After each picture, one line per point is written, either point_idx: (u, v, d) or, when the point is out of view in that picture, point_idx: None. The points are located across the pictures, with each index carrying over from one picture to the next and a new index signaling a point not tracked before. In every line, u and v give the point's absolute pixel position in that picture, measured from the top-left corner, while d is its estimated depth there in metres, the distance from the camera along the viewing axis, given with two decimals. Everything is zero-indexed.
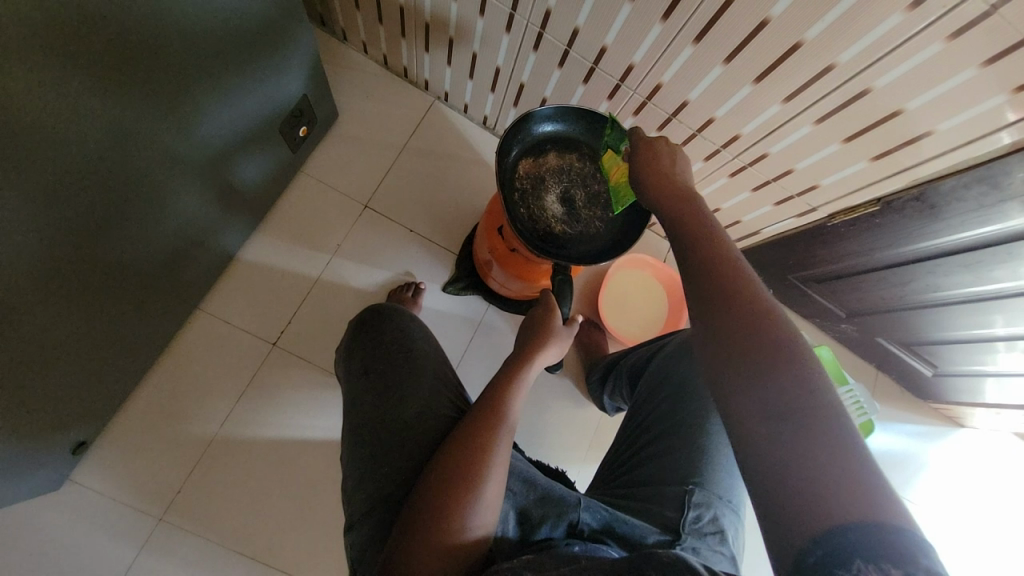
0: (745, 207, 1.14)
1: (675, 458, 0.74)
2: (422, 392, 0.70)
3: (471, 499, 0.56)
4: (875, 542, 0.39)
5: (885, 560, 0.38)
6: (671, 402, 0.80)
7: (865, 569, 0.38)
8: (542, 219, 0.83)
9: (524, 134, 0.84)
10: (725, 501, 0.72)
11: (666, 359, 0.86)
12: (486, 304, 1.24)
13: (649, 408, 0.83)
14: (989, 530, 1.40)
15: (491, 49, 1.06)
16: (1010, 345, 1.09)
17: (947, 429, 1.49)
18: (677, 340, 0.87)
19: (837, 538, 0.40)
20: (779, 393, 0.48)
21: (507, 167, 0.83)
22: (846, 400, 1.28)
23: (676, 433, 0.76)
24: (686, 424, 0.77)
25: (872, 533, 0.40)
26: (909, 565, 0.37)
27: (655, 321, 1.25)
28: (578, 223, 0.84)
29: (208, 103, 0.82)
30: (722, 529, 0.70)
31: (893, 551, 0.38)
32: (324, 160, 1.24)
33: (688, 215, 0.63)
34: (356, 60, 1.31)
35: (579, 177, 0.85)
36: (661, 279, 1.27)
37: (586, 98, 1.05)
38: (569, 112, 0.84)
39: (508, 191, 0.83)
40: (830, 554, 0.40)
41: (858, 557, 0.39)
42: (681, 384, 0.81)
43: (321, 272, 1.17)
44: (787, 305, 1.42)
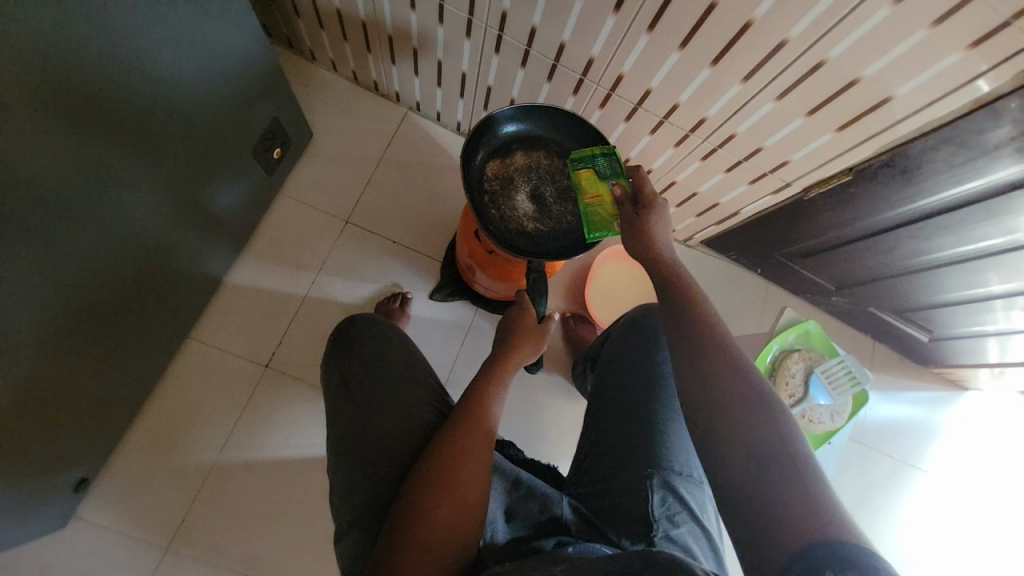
0: (721, 188, 1.13)
1: (632, 446, 0.72)
2: (401, 397, 0.71)
3: (455, 505, 0.56)
4: (849, 555, 0.40)
5: (851, 569, 0.39)
6: (622, 388, 0.79)
7: None
8: (514, 219, 0.83)
9: (486, 135, 0.84)
10: (686, 478, 0.70)
11: (621, 335, 0.85)
12: (474, 308, 1.24)
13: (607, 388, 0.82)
14: (998, 491, 1.40)
15: (455, 55, 1.07)
16: (1008, 304, 1.08)
17: (952, 393, 1.48)
18: (622, 323, 0.86)
19: (811, 555, 0.42)
20: (765, 432, 0.51)
21: (475, 170, 0.83)
22: (837, 371, 1.23)
23: (641, 411, 0.75)
24: (648, 398, 0.76)
25: (843, 548, 0.41)
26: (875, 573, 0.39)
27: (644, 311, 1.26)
28: (550, 219, 0.84)
29: (178, 137, 0.83)
30: (691, 506, 0.68)
31: (860, 559, 0.40)
32: (303, 180, 1.25)
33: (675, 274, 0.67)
34: (327, 78, 1.32)
35: (547, 174, 0.86)
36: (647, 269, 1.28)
37: (552, 95, 1.06)
38: (531, 111, 0.84)
39: (476, 194, 0.82)
40: (805, 567, 0.41)
41: (830, 568, 0.40)
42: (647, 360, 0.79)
43: (307, 290, 1.18)
44: (777, 282, 1.42)
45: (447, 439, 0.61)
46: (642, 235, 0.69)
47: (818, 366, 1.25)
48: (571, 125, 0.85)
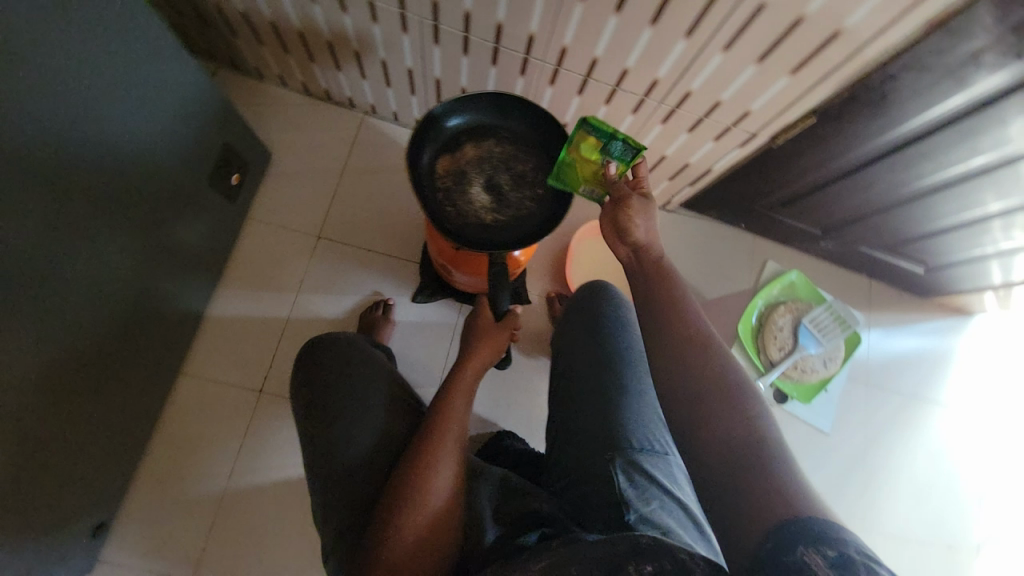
0: (688, 148, 1.10)
1: (590, 429, 0.73)
2: (373, 408, 0.71)
3: (427, 500, 0.58)
4: (818, 530, 0.45)
5: (820, 543, 0.44)
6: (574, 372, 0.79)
7: (806, 551, 0.44)
8: (472, 213, 0.81)
9: (428, 132, 0.81)
10: (649, 452, 0.70)
11: (578, 311, 0.86)
12: (459, 304, 1.24)
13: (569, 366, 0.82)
14: (1002, 410, 1.42)
15: (397, 52, 1.04)
16: (1008, 221, 1.06)
17: (955, 320, 1.46)
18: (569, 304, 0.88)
19: (784, 532, 0.46)
20: (741, 423, 0.56)
21: (425, 169, 0.81)
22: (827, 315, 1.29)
23: (606, 384, 0.76)
24: (614, 368, 0.76)
25: (813, 523, 0.46)
26: (839, 543, 0.43)
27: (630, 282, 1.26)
28: (508, 208, 0.82)
29: (127, 180, 0.82)
30: (658, 480, 0.67)
31: (827, 533, 0.44)
32: (269, 202, 1.24)
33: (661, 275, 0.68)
34: (277, 95, 1.30)
35: (498, 163, 0.83)
36: None
37: (500, 77, 1.03)
38: (470, 100, 0.82)
39: (429, 194, 0.80)
40: (779, 543, 0.46)
41: (802, 543, 0.44)
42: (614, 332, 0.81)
43: (290, 312, 1.18)
44: (761, 234, 1.40)
45: (426, 437, 0.62)
46: (630, 233, 0.71)
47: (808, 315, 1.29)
48: (517, 110, 0.83)
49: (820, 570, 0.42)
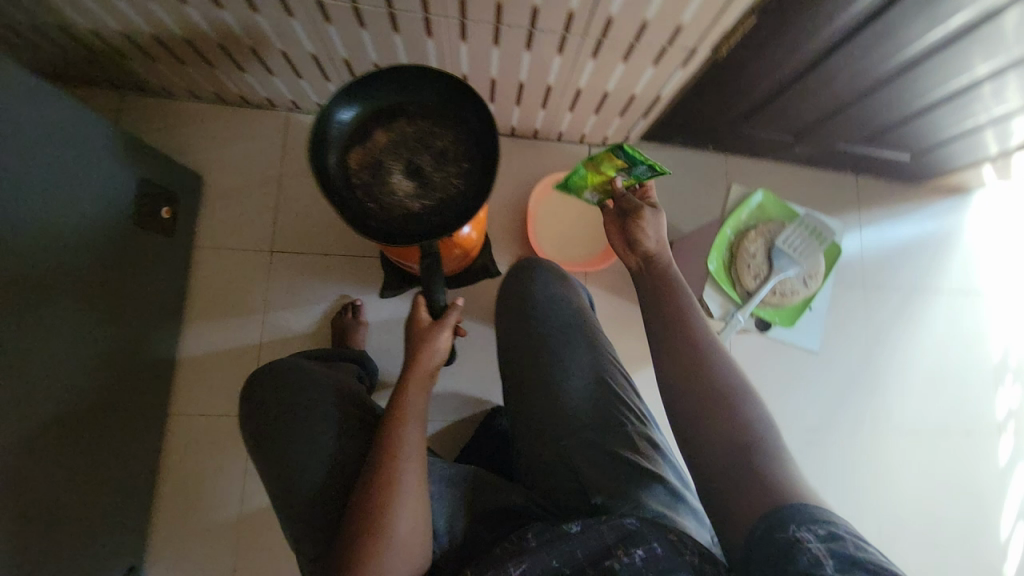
0: (629, 79, 1.00)
1: (546, 414, 0.72)
2: (321, 421, 0.69)
3: (389, 503, 0.56)
4: (808, 514, 0.51)
5: (808, 524, 0.50)
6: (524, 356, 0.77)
7: (798, 529, 0.50)
8: (397, 204, 0.75)
9: (327, 126, 0.73)
10: (609, 428, 0.70)
11: (523, 276, 0.84)
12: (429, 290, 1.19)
13: (519, 330, 0.79)
14: (1010, 283, 1.37)
15: (293, 40, 0.95)
16: (999, 82, 0.96)
17: (951, 200, 1.38)
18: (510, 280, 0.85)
19: (778, 514, 0.52)
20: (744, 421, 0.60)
21: (335, 169, 0.74)
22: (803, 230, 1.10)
23: (569, 348, 0.76)
24: (557, 350, 0.76)
25: (803, 509, 0.52)
26: (826, 525, 0.50)
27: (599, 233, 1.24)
28: (435, 190, 0.76)
29: (30, 242, 0.77)
30: (621, 455, 0.68)
31: (817, 517, 0.51)
32: (213, 227, 1.19)
33: (670, 287, 0.73)
34: (194, 111, 1.22)
35: (414, 144, 0.77)
36: None
37: (408, 44, 0.94)
38: (365, 80, 0.73)
39: (345, 195, 0.74)
40: (771, 524, 0.51)
41: (793, 522, 0.50)
42: (572, 299, 0.82)
43: (262, 334, 1.17)
44: (732, 152, 1.31)
45: (382, 438, 0.60)
46: (642, 244, 0.78)
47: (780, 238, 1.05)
48: (420, 82, 0.76)
49: (814, 545, 0.48)
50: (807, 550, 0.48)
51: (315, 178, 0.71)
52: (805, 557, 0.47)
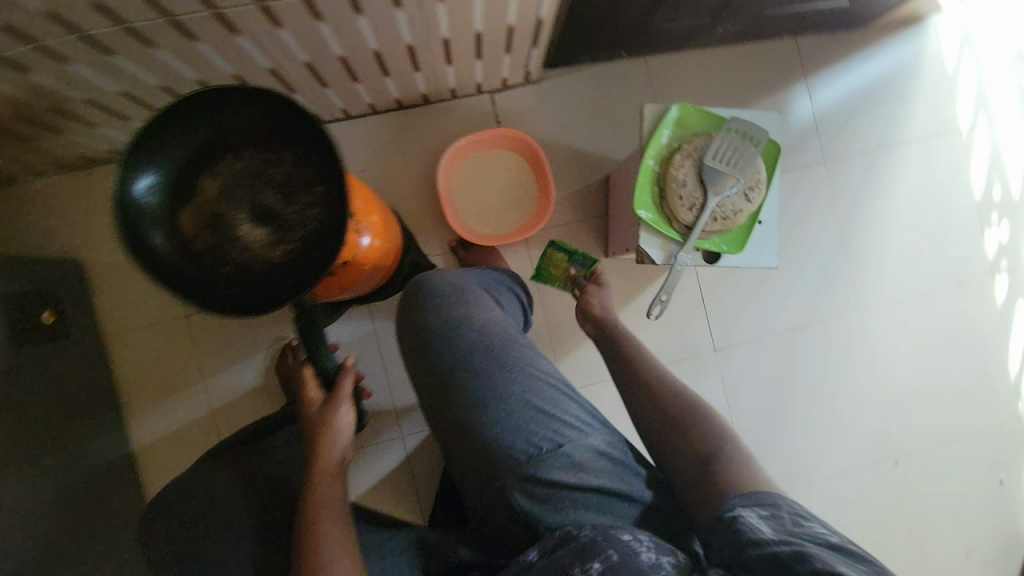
0: (497, 12, 0.82)
1: (475, 453, 0.65)
2: (237, 506, 0.72)
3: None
4: (756, 497, 0.56)
5: (754, 505, 0.55)
6: (438, 395, 0.68)
7: (743, 507, 0.55)
8: (256, 259, 0.64)
9: (131, 193, 0.59)
10: (545, 450, 0.64)
11: (418, 308, 0.72)
12: (366, 304, 1.10)
13: (429, 375, 0.69)
14: (985, 108, 1.24)
15: (86, 85, 0.78)
16: None
17: (908, 32, 1.21)
18: (408, 305, 0.74)
19: (729, 502, 0.56)
20: (697, 433, 0.66)
21: (165, 243, 0.61)
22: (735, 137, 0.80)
23: (490, 381, 0.66)
24: (471, 377, 0.66)
25: (752, 496, 0.56)
26: (772, 506, 0.55)
27: (526, 191, 1.09)
28: (293, 229, 0.65)
29: None
30: (561, 476, 0.62)
31: (764, 499, 0.56)
32: (116, 307, 1.09)
33: (621, 335, 0.83)
34: (42, 187, 1.06)
35: (251, 181, 0.64)
36: (500, 145, 1.08)
37: (219, 49, 0.76)
38: (156, 122, 0.58)
39: (189, 267, 0.62)
40: (723, 510, 0.56)
41: (740, 504, 0.55)
42: (481, 317, 0.71)
43: (209, 401, 1.10)
44: (653, 52, 1.14)
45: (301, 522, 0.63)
46: (592, 309, 0.89)
47: (707, 153, 0.79)
48: (228, 104, 0.62)
49: (755, 522, 0.53)
50: (747, 526, 0.52)
51: (141, 262, 0.58)
52: (747, 534, 0.52)
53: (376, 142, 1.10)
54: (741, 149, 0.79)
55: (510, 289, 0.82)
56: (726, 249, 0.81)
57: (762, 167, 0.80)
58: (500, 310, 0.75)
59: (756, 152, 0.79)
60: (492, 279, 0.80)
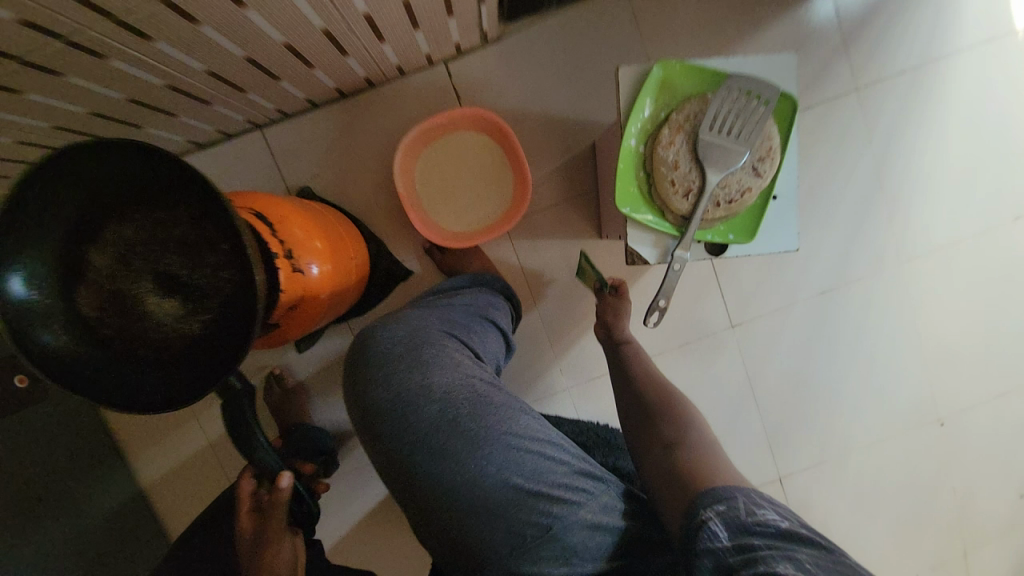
0: None
1: (452, 543, 0.59)
2: None
3: None
4: (718, 494, 0.57)
5: (718, 505, 0.56)
6: (407, 480, 0.60)
7: (709, 511, 0.56)
8: (172, 335, 0.54)
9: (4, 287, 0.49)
10: (531, 535, 0.57)
11: (369, 378, 0.63)
12: (347, 322, 1.00)
13: (393, 459, 0.61)
14: None
15: None
16: None
17: None
18: (363, 372, 0.64)
19: (698, 501, 0.58)
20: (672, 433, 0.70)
21: (56, 334, 0.51)
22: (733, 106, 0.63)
23: (460, 462, 0.58)
24: (443, 463, 0.58)
25: (717, 493, 0.57)
26: (734, 501, 0.56)
27: (500, 176, 0.94)
28: (209, 295, 0.55)
29: None
30: (548, 563, 0.57)
31: (725, 495, 0.57)
32: None
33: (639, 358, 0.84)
34: None
35: (147, 246, 0.54)
36: (462, 126, 0.93)
37: (95, 76, 0.63)
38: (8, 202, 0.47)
39: (98, 358, 0.53)
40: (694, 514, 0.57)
41: (708, 507, 0.56)
42: (443, 383, 0.62)
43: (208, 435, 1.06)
44: None
45: None
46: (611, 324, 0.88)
47: (703, 122, 0.63)
48: (101, 159, 0.51)
49: (715, 525, 0.54)
50: (709, 531, 0.54)
51: (37, 366, 0.50)
52: (712, 541, 0.53)
53: (324, 141, 0.97)
54: (747, 112, 0.63)
55: (484, 323, 0.73)
56: (732, 239, 0.66)
57: (774, 133, 0.64)
58: (468, 362, 0.66)
59: (767, 113, 0.62)
60: (458, 319, 0.70)
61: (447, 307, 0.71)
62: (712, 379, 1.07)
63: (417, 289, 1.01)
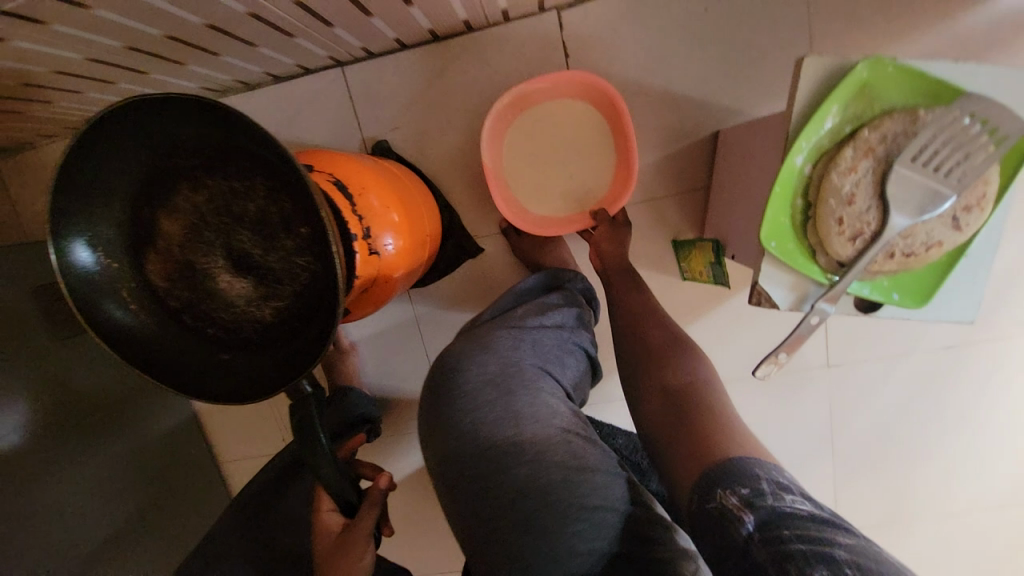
0: None
1: None
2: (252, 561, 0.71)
3: None
4: (737, 469, 0.47)
5: (737, 483, 0.46)
6: (484, 543, 0.52)
7: (725, 490, 0.46)
8: (239, 317, 0.49)
9: (72, 257, 0.44)
10: None
11: (456, 420, 0.59)
12: (406, 294, 0.94)
13: (474, 514, 0.54)
14: None
15: (39, 59, 0.61)
16: None
17: None
18: (451, 411, 0.59)
19: (713, 474, 0.48)
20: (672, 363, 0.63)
21: (128, 303, 0.47)
22: (957, 138, 0.48)
23: (549, 531, 0.49)
24: (529, 529, 0.50)
25: (734, 465, 0.48)
26: (758, 478, 0.46)
27: (604, 161, 0.81)
28: (281, 281, 0.49)
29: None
30: None
31: (744, 470, 0.47)
32: None
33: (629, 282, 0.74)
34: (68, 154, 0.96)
35: (219, 217, 0.48)
36: (573, 92, 0.79)
37: None
38: (70, 160, 0.41)
39: (171, 333, 0.49)
40: (707, 487, 0.47)
41: (723, 483, 0.46)
42: (534, 439, 0.55)
43: None
44: None
45: None
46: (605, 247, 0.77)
47: (904, 151, 0.48)
48: (178, 112, 0.43)
49: (735, 505, 0.44)
50: (733, 517, 0.44)
51: (107, 342, 0.45)
52: (734, 527, 0.43)
53: (408, 91, 0.86)
54: (969, 148, 0.48)
55: (578, 351, 0.68)
56: (895, 299, 0.54)
57: (994, 176, 0.49)
58: (559, 411, 0.60)
59: (995, 154, 0.48)
60: (549, 352, 0.65)
61: (539, 335, 0.66)
62: (792, 418, 0.97)
63: (485, 268, 0.93)
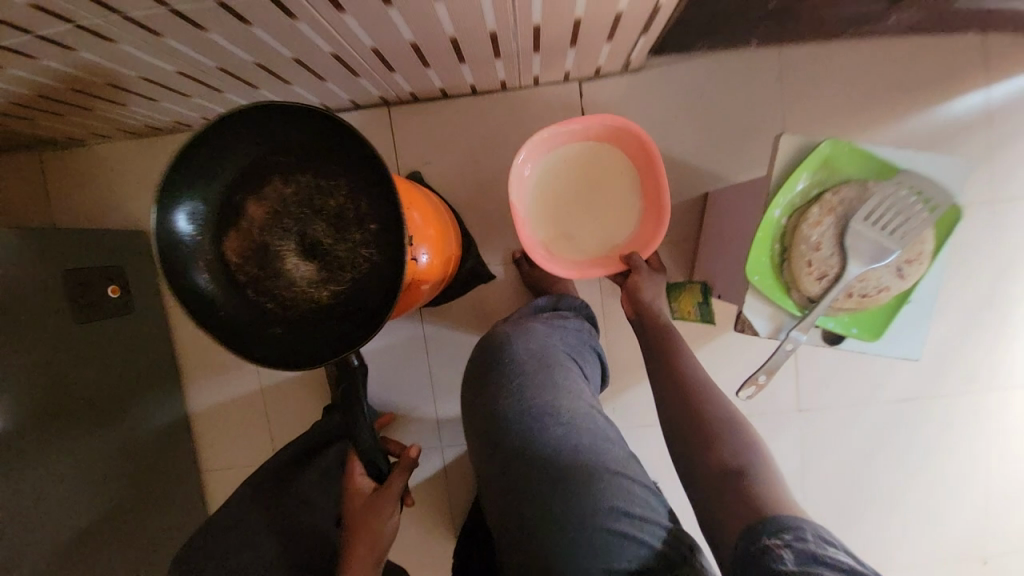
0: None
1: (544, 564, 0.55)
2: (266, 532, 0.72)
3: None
4: (783, 522, 0.51)
5: (781, 533, 0.49)
6: (518, 488, 0.59)
7: (770, 538, 0.49)
8: (297, 296, 0.56)
9: (173, 224, 0.51)
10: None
11: (500, 383, 0.66)
12: (419, 311, 1.01)
13: (511, 464, 0.60)
14: None
15: (138, 66, 0.69)
16: None
17: None
18: (495, 376, 0.67)
19: (761, 526, 0.51)
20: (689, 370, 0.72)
21: (207, 271, 0.54)
22: (896, 206, 0.61)
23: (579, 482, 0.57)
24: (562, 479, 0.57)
25: (781, 519, 0.51)
26: (803, 531, 0.49)
27: None
28: (342, 269, 0.56)
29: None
30: None
31: (789, 523, 0.50)
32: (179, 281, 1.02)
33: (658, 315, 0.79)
34: (115, 153, 1.03)
35: (300, 209, 0.56)
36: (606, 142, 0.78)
37: (277, 33, 0.65)
38: (193, 145, 0.49)
39: (236, 303, 0.55)
40: (755, 538, 0.51)
41: (769, 535, 0.50)
42: (570, 409, 0.63)
43: (261, 382, 1.05)
44: (786, 45, 0.92)
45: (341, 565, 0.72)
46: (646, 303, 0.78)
47: (858, 212, 0.61)
48: (288, 121, 0.53)
49: (779, 552, 0.48)
50: (775, 558, 0.47)
51: (187, 303, 0.51)
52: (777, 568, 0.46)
53: (444, 132, 0.98)
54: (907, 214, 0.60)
55: (597, 353, 0.77)
56: (854, 333, 0.65)
57: (927, 239, 0.62)
58: (586, 392, 0.68)
59: (926, 220, 0.61)
60: (577, 345, 0.74)
61: (567, 331, 0.75)
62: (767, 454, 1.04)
63: (494, 293, 1.02)
